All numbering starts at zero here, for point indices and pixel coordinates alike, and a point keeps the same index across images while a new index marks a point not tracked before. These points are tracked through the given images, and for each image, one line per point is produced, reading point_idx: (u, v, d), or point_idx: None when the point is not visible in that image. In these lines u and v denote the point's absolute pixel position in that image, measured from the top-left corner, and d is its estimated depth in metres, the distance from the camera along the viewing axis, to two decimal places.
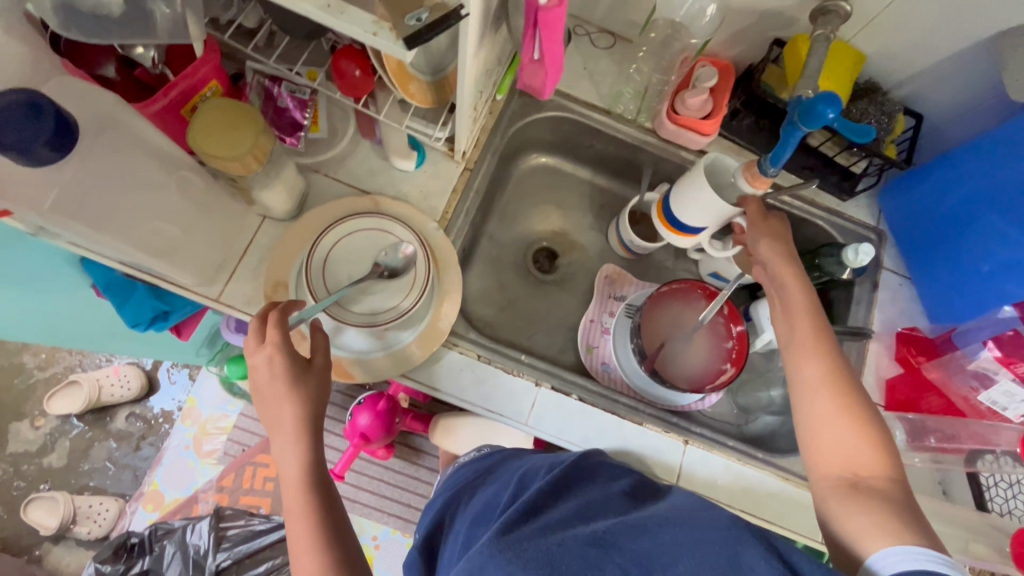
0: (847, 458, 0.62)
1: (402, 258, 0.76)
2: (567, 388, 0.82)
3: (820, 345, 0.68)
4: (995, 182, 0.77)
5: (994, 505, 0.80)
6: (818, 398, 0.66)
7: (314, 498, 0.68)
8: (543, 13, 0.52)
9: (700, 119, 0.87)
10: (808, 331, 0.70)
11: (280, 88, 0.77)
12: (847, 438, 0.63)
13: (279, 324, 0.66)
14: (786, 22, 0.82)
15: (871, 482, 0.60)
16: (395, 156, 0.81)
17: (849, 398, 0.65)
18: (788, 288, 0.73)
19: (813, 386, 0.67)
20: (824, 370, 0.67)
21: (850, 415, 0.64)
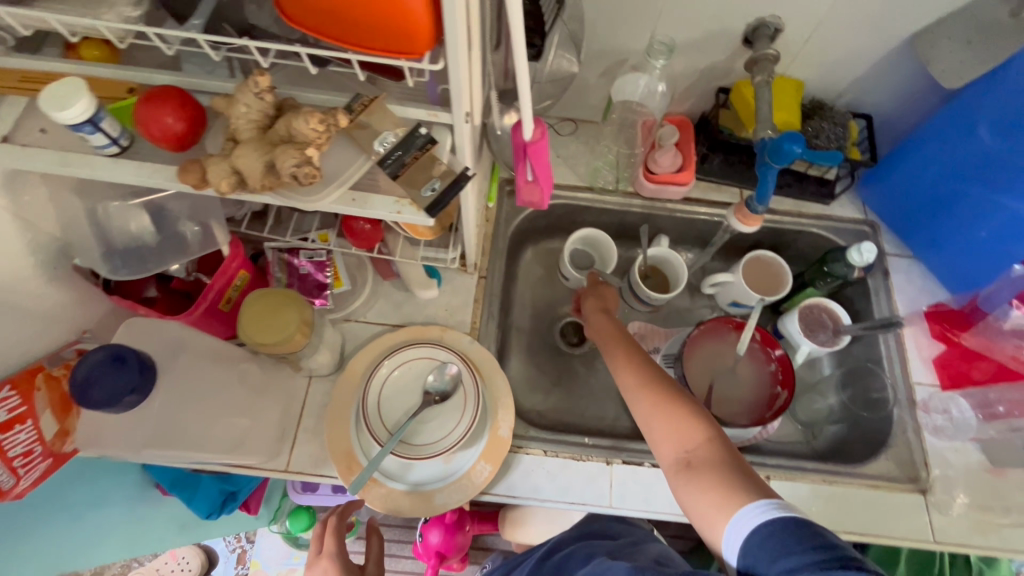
0: (680, 441, 0.62)
1: (448, 379, 0.80)
2: (639, 457, 0.82)
3: (632, 363, 0.73)
4: (930, 152, 0.85)
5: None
6: (637, 404, 0.68)
7: None
8: (531, 146, 0.58)
9: (675, 172, 0.95)
10: (623, 357, 0.74)
11: (299, 258, 0.84)
12: (668, 422, 0.64)
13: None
14: (725, 72, 0.91)
15: (698, 454, 0.60)
16: (416, 288, 0.87)
17: (664, 397, 0.66)
18: (603, 334, 0.81)
19: (632, 394, 0.70)
20: (633, 378, 0.71)
21: (663, 401, 0.66)
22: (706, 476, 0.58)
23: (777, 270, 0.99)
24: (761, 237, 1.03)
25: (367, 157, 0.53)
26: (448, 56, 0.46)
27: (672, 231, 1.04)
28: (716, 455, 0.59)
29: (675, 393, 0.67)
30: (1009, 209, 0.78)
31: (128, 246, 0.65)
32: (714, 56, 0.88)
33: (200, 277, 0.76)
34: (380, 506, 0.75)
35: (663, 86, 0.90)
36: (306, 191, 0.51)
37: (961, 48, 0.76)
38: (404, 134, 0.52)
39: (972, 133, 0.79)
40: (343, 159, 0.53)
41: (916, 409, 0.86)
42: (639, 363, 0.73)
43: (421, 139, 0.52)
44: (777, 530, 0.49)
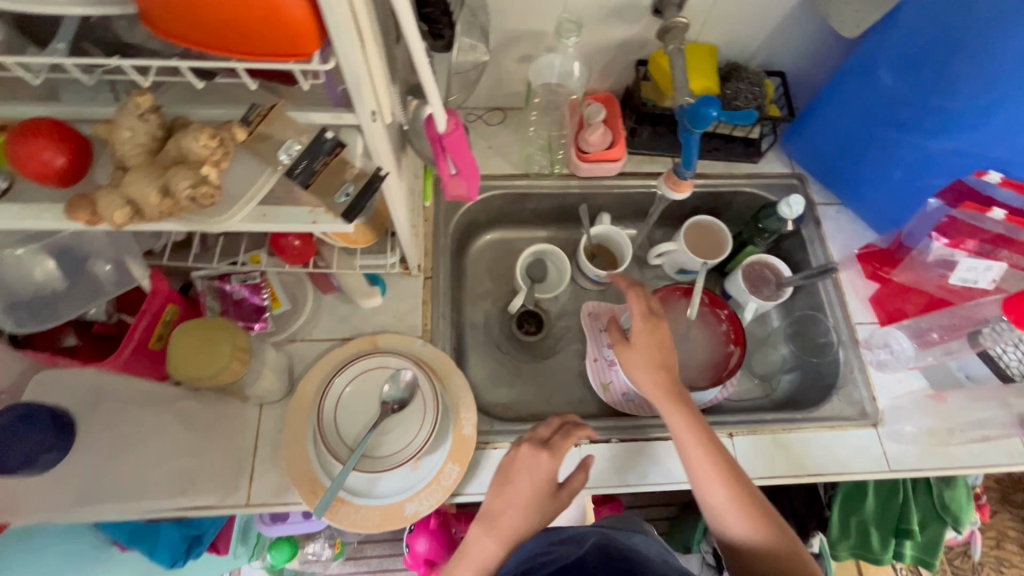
0: (776, 567, 0.62)
1: (403, 386, 0.78)
2: (604, 434, 0.85)
3: (718, 470, 0.67)
4: (872, 103, 0.84)
5: (1013, 368, 0.81)
6: (722, 516, 0.65)
7: None
8: (446, 138, 0.57)
9: (606, 149, 0.95)
10: (708, 463, 0.67)
11: (231, 283, 0.80)
12: (762, 542, 0.63)
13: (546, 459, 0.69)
14: (639, 45, 0.92)
15: (779, 568, 0.62)
16: (359, 298, 0.85)
17: (760, 522, 0.64)
18: (674, 419, 0.71)
19: (720, 509, 0.66)
20: (722, 489, 0.66)
21: (746, 507, 0.64)
22: None
23: (717, 233, 1.01)
24: (698, 203, 1.05)
25: (274, 169, 0.51)
26: (338, 54, 0.45)
27: (613, 207, 1.05)
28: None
29: (765, 514, 0.65)
30: (918, 146, 0.81)
31: (36, 296, 0.61)
32: (627, 29, 0.88)
33: (124, 317, 0.72)
34: (349, 525, 0.73)
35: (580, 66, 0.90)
36: (210, 212, 0.48)
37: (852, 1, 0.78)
38: (309, 142, 0.50)
39: (878, 78, 0.82)
40: (247, 175, 0.50)
41: (859, 347, 0.90)
42: (729, 477, 0.66)
43: (329, 143, 0.51)
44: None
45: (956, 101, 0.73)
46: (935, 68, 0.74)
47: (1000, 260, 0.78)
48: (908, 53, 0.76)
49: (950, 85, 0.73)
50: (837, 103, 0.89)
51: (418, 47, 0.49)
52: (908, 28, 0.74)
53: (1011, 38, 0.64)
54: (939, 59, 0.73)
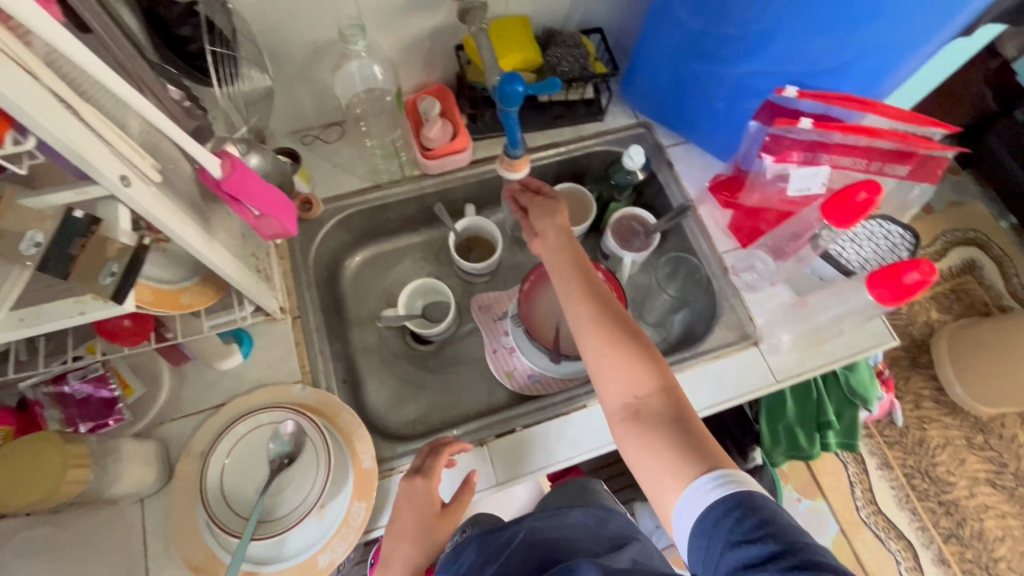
0: (630, 386, 0.64)
1: (288, 439, 0.74)
2: (509, 425, 0.84)
3: (595, 308, 0.68)
4: (676, 42, 0.86)
5: (853, 262, 0.89)
6: (586, 338, 0.67)
7: None
8: (227, 184, 0.53)
9: (450, 141, 0.93)
10: (578, 296, 0.70)
11: (69, 382, 0.71)
12: (622, 365, 0.64)
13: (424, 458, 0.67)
14: (451, 30, 0.89)
15: (648, 403, 0.62)
16: (217, 361, 0.79)
17: (625, 344, 0.65)
18: (557, 258, 0.75)
19: (589, 333, 0.67)
20: (590, 313, 0.68)
21: (618, 343, 0.65)
22: (657, 430, 0.60)
23: (580, 197, 1.01)
24: (558, 172, 1.05)
25: (24, 266, 0.45)
26: (33, 130, 0.39)
27: (477, 196, 1.03)
28: (667, 407, 0.62)
29: (638, 345, 0.66)
30: (730, 75, 0.84)
31: None
32: (432, 17, 0.86)
33: None
34: None
35: (380, 69, 0.88)
36: None
37: None
38: (56, 228, 0.45)
39: (679, 18, 0.83)
40: None
41: (728, 275, 0.93)
42: (603, 303, 0.69)
43: (82, 221, 0.46)
44: (727, 508, 0.51)
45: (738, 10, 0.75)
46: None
47: (823, 164, 0.82)
48: None
49: (735, 12, 0.76)
50: (649, 47, 0.91)
51: (141, 98, 0.44)
52: None
53: None
54: None
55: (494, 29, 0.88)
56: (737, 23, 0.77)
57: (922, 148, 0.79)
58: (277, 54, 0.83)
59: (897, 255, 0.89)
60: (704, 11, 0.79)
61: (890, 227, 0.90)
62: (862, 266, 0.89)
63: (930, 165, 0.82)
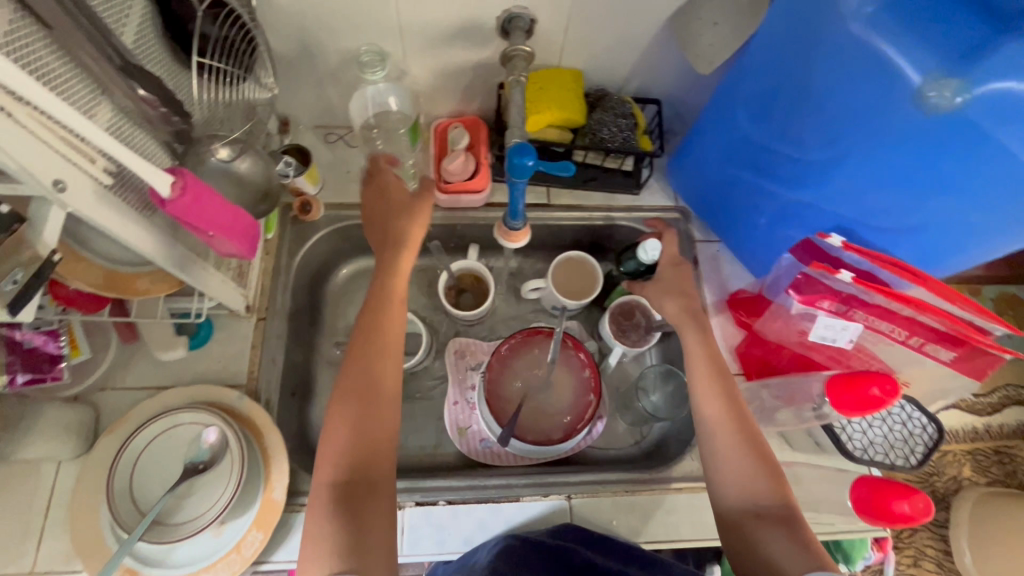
0: (752, 494, 0.64)
1: (209, 447, 0.72)
2: (433, 496, 0.78)
3: (726, 405, 0.70)
4: (730, 146, 0.78)
5: (855, 445, 0.78)
6: (714, 428, 0.69)
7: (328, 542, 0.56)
8: (171, 207, 0.50)
9: (467, 179, 0.89)
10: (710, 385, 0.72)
11: (19, 333, 0.68)
12: (748, 469, 0.65)
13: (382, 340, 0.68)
14: (495, 68, 0.84)
15: (770, 512, 0.62)
16: (160, 349, 0.78)
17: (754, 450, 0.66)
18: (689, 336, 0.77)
19: (714, 426, 0.69)
20: (722, 408, 0.69)
21: (747, 448, 0.66)
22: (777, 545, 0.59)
23: (587, 269, 0.94)
24: (576, 235, 0.98)
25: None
26: None
27: (484, 238, 0.98)
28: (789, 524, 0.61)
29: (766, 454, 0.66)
30: (776, 195, 0.75)
31: None
32: (478, 51, 0.81)
33: None
34: None
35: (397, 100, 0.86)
36: None
37: (713, 30, 0.72)
38: None
39: (737, 119, 0.75)
40: None
41: None
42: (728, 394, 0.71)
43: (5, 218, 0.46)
44: None
45: (801, 133, 0.66)
46: (770, 102, 0.69)
47: (856, 321, 0.72)
48: (754, 95, 0.71)
49: (793, 134, 0.68)
50: (702, 140, 0.83)
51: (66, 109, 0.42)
52: (759, 63, 0.68)
53: (847, 86, 0.59)
54: (786, 105, 0.67)
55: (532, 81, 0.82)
56: (793, 147, 0.69)
57: (972, 338, 0.66)
58: (312, 53, 0.80)
59: (911, 451, 0.77)
60: (765, 125, 0.71)
61: (915, 416, 0.78)
62: (864, 453, 0.77)
63: (981, 360, 0.69)
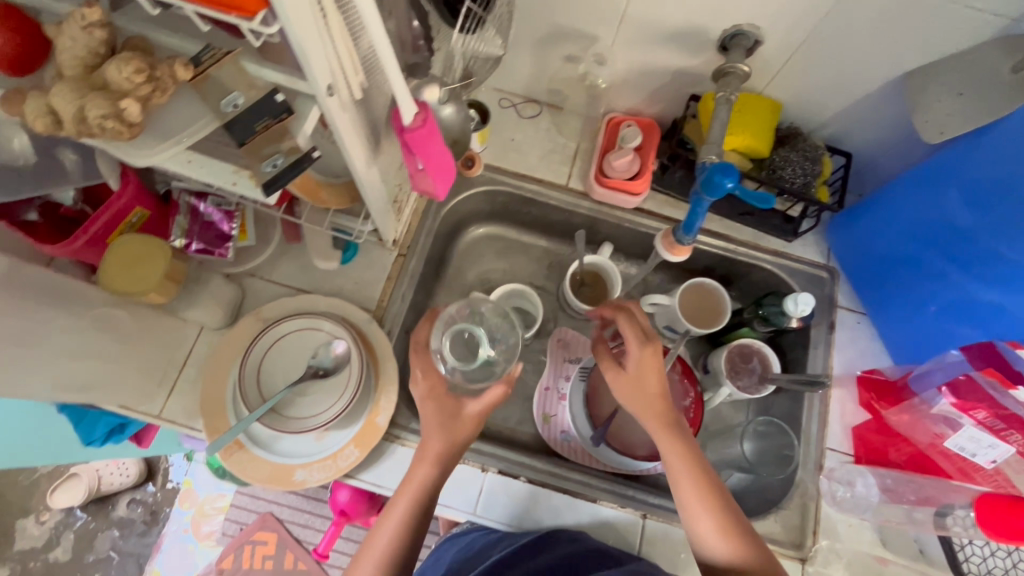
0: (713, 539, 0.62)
1: (333, 357, 0.77)
2: (515, 470, 0.80)
3: (683, 454, 0.66)
4: (925, 222, 0.74)
5: (971, 567, 0.74)
6: (664, 446, 0.67)
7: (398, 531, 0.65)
8: (408, 133, 0.53)
9: (628, 179, 0.88)
10: (655, 417, 0.68)
11: (205, 204, 0.78)
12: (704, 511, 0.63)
13: (467, 399, 0.68)
14: (695, 78, 0.82)
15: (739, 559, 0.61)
16: (320, 258, 0.83)
17: (716, 501, 0.63)
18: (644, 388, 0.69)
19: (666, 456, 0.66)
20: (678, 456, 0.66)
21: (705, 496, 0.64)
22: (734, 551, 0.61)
23: (717, 300, 0.92)
24: (712, 263, 0.96)
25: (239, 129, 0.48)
26: (282, 22, 0.40)
27: (621, 240, 0.98)
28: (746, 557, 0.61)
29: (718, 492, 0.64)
30: (965, 287, 0.70)
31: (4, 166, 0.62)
32: (686, 58, 0.80)
33: (88, 210, 0.73)
34: (243, 472, 0.74)
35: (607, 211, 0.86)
36: (136, 142, 0.47)
37: (954, 99, 0.67)
38: (255, 99, 0.47)
39: (946, 199, 0.70)
40: (187, 115, 0.48)
41: (820, 475, 0.82)
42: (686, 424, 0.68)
43: (277, 105, 0.48)
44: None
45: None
46: (1000, 192, 0.64)
47: (1009, 444, 0.64)
48: (982, 180, 0.66)
49: (1018, 229, 0.63)
50: (889, 207, 0.79)
51: (382, 32, 0.44)
52: (1004, 149, 0.63)
53: None
54: (1021, 198, 0.62)
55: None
56: (1010, 244, 0.64)
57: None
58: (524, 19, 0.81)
59: None
60: (984, 215, 0.66)
61: None
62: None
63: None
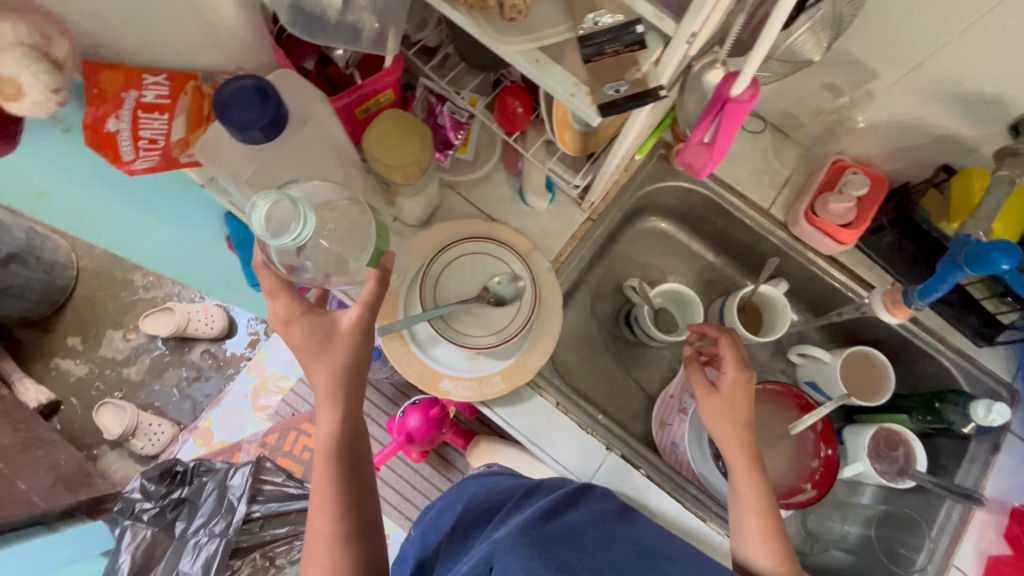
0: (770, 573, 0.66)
1: (513, 290, 0.78)
2: (637, 460, 0.80)
3: (757, 483, 0.70)
4: None
5: None
6: (737, 467, 0.71)
7: (330, 469, 0.73)
8: (732, 104, 0.52)
9: (839, 226, 0.85)
10: (738, 448, 0.72)
11: (443, 107, 0.80)
12: (767, 548, 0.67)
13: (340, 314, 0.69)
14: (962, 149, 0.78)
15: None
16: (532, 194, 0.84)
17: (780, 539, 0.67)
18: (728, 410, 0.73)
19: (739, 481, 0.71)
20: (751, 482, 0.70)
21: (770, 531, 0.68)
22: None
23: (880, 376, 0.88)
24: (882, 337, 0.92)
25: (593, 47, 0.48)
26: None
27: (795, 282, 0.95)
28: None
29: (782, 529, 0.68)
30: None
31: (316, 11, 0.65)
32: (966, 126, 0.75)
33: (355, 76, 0.77)
34: (400, 363, 0.77)
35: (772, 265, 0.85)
36: (501, 29, 0.49)
37: None
38: (620, 23, 0.47)
39: None
40: (547, 20, 0.50)
41: None
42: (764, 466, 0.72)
43: (634, 35, 0.47)
44: None
45: None
46: None
47: None
48: None
49: None
50: None
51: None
52: None
53: None
54: None
55: (981, 182, 0.75)
56: None
57: None
58: None
59: None
60: None
61: None
62: None
63: None
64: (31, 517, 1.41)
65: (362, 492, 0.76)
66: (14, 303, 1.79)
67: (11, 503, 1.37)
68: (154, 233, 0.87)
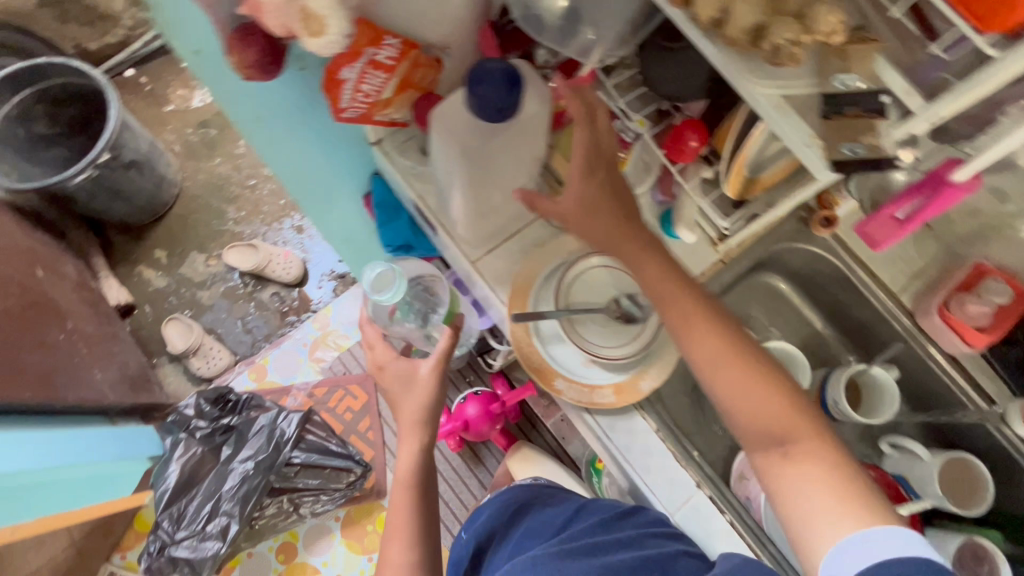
0: (775, 433, 0.65)
1: (641, 308, 0.80)
2: (723, 505, 0.80)
3: (702, 323, 0.69)
4: None
5: None
6: (688, 309, 0.70)
7: (408, 498, 0.87)
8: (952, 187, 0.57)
9: (972, 328, 0.85)
10: (665, 271, 0.72)
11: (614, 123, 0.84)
12: (761, 405, 0.66)
13: (420, 364, 0.86)
14: None
15: (809, 461, 0.63)
16: (683, 226, 0.86)
17: (753, 374, 0.67)
18: (618, 210, 0.73)
19: (668, 301, 0.70)
20: (704, 321, 0.69)
21: (743, 361, 0.67)
22: (811, 458, 0.63)
23: (978, 488, 0.86)
24: (984, 449, 0.90)
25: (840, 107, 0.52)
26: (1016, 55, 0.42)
27: (905, 372, 0.94)
28: (830, 461, 0.63)
29: (769, 372, 0.67)
30: None
31: (544, 13, 0.70)
32: None
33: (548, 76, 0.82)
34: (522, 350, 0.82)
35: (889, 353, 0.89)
36: (753, 71, 0.52)
37: None
38: (869, 90, 0.50)
39: None
40: (793, 71, 0.53)
41: None
42: (706, 292, 0.72)
43: (877, 104, 0.51)
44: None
45: None
46: None
47: None
48: None
49: None
50: None
51: None
52: None
53: None
54: None
55: None
56: None
57: None
58: None
59: None
60: None
61: None
62: None
63: None
64: (97, 406, 1.48)
65: (433, 527, 0.88)
66: (121, 207, 1.89)
67: (85, 388, 1.44)
68: (314, 181, 0.95)
